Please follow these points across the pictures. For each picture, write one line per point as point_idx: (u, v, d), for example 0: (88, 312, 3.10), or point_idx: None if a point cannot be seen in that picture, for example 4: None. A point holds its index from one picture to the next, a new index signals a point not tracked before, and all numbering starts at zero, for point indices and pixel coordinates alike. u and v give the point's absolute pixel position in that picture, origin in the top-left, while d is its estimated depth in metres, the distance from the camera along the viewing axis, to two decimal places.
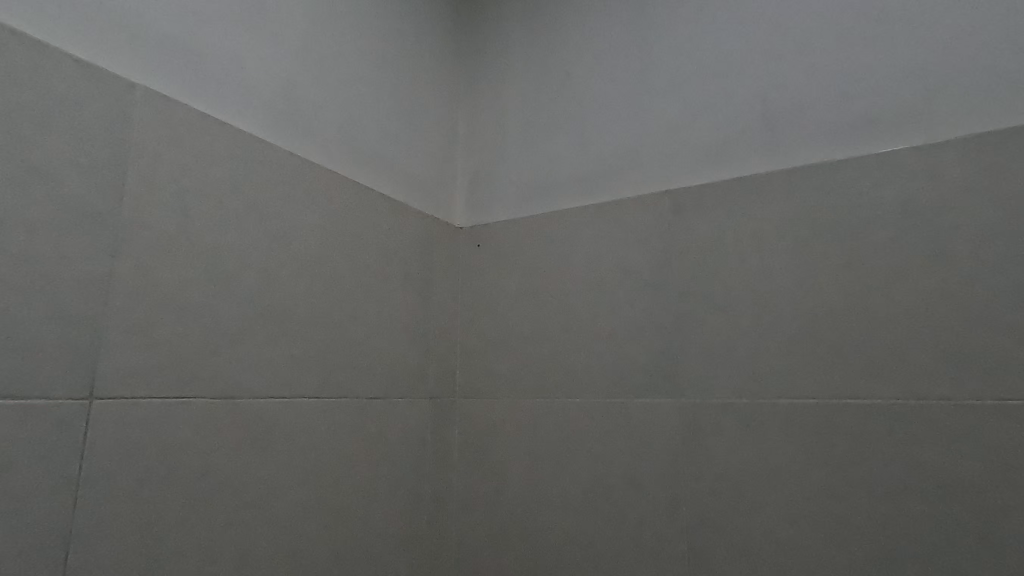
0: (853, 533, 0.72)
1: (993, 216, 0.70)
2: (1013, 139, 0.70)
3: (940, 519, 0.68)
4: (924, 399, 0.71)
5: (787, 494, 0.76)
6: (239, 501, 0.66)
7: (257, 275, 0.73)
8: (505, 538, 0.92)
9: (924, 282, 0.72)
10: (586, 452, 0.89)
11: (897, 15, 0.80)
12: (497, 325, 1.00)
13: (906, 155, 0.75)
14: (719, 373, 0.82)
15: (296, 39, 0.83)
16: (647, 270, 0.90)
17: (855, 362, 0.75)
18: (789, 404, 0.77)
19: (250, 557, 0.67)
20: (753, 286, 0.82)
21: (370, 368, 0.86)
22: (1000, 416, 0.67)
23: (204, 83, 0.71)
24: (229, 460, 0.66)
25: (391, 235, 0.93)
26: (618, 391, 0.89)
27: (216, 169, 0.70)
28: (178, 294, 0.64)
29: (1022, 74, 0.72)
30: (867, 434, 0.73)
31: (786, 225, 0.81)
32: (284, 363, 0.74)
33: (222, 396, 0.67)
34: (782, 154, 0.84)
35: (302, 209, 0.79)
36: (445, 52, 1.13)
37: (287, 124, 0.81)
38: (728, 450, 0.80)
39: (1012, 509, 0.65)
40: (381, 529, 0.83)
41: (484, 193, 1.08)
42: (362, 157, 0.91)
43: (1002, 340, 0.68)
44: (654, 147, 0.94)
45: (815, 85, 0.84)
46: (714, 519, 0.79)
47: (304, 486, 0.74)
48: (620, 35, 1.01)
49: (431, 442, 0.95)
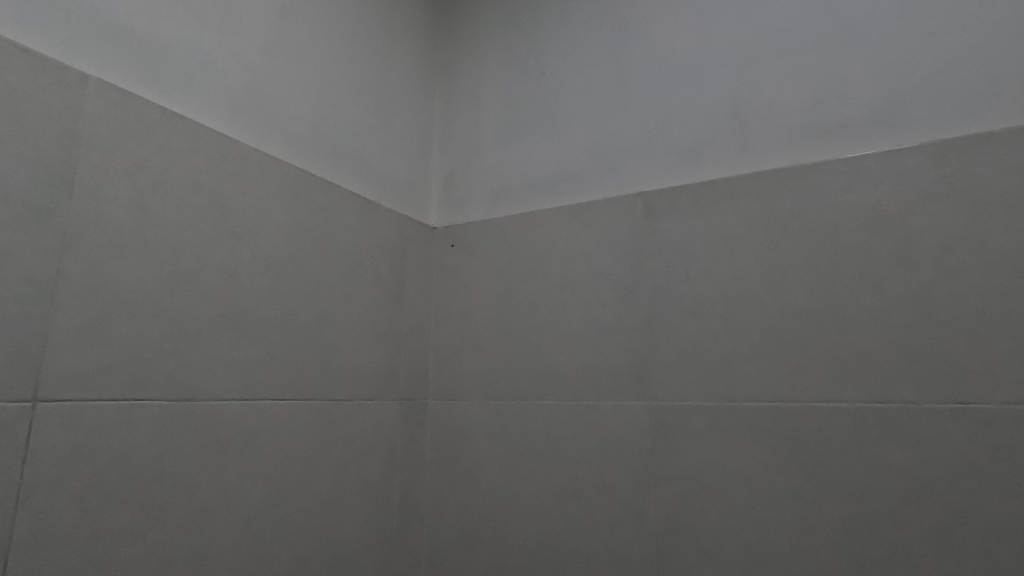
0: (818, 536, 0.71)
1: (958, 221, 0.70)
2: (977, 145, 0.70)
3: (903, 524, 0.67)
4: (888, 403, 0.70)
5: (753, 496, 0.75)
6: (193, 502, 0.66)
7: (219, 275, 0.71)
8: (475, 538, 0.92)
9: (891, 287, 0.72)
10: (555, 454, 0.88)
11: (868, 21, 0.80)
12: (470, 325, 1.00)
13: (876, 158, 0.75)
14: (688, 375, 0.81)
15: (264, 34, 0.82)
16: (619, 271, 0.89)
17: (822, 366, 0.74)
18: (756, 406, 0.77)
19: (206, 559, 0.66)
20: (723, 288, 0.81)
21: (337, 369, 0.85)
22: (962, 420, 0.67)
23: (163, 77, 0.69)
24: (183, 463, 0.65)
25: (363, 233, 0.92)
26: (589, 393, 0.88)
27: (175, 164, 0.67)
28: (132, 294, 0.62)
29: (985, 83, 0.72)
30: (833, 437, 0.72)
31: (757, 228, 0.80)
32: (247, 364, 0.73)
33: (177, 398, 0.66)
34: (754, 156, 0.83)
35: (269, 207, 0.78)
36: (420, 50, 1.12)
37: (255, 121, 0.79)
38: (695, 453, 0.79)
39: (973, 513, 0.65)
40: (347, 530, 0.83)
41: (460, 192, 1.08)
42: (334, 156, 0.90)
43: (963, 346, 0.68)
44: (629, 147, 0.93)
45: (788, 88, 0.83)
46: (681, 523, 0.78)
47: (264, 487, 0.73)
48: (595, 35, 1.00)
49: (402, 442, 0.94)
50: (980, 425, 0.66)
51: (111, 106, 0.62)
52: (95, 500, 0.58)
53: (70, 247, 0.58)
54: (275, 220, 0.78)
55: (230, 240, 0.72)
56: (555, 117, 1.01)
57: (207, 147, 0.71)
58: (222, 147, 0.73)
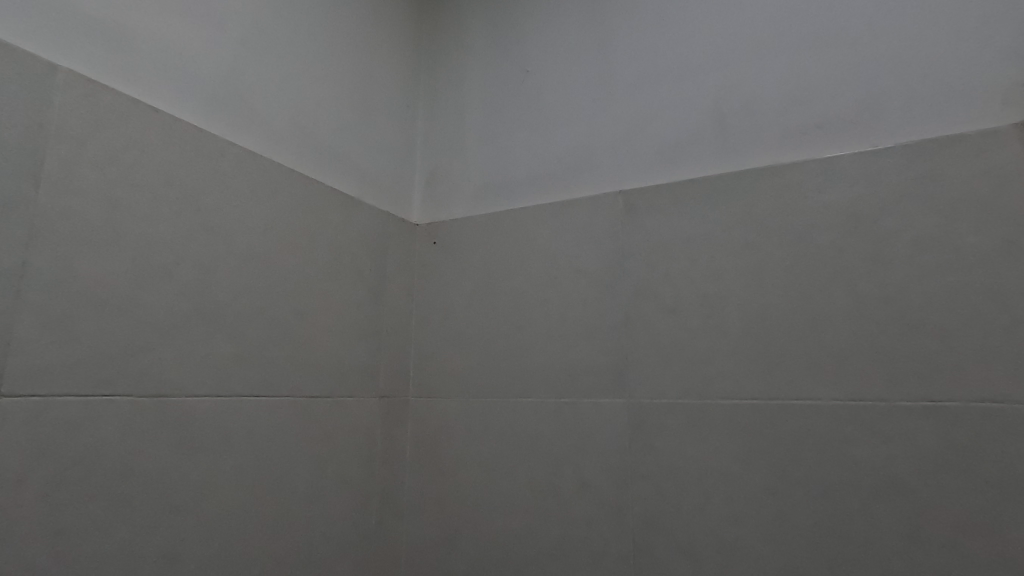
0: (792, 533, 0.71)
1: (929, 222, 0.71)
2: (949, 147, 0.71)
3: (874, 520, 0.68)
4: (861, 401, 0.71)
5: (727, 493, 0.75)
6: (165, 500, 0.65)
7: (193, 270, 0.70)
8: (455, 538, 0.92)
9: (865, 286, 0.73)
10: (535, 451, 0.88)
11: (845, 23, 0.80)
12: (451, 322, 0.99)
13: (852, 159, 0.76)
14: (666, 373, 0.82)
15: (242, 28, 0.81)
16: (599, 269, 0.89)
17: (797, 365, 0.74)
18: (731, 405, 0.77)
19: (178, 558, 0.65)
20: (701, 287, 0.82)
21: (315, 365, 0.84)
22: (932, 417, 0.67)
23: (136, 68, 0.68)
24: (154, 460, 0.64)
25: (342, 229, 0.91)
26: (568, 391, 0.88)
27: (147, 157, 0.67)
28: (101, 289, 0.61)
29: (958, 85, 0.73)
30: (807, 435, 0.73)
31: (734, 227, 0.81)
32: (222, 360, 0.72)
33: (148, 395, 0.65)
34: (733, 156, 0.84)
35: (246, 202, 0.77)
36: (404, 46, 1.12)
37: (232, 114, 0.78)
38: (672, 451, 0.79)
39: (943, 509, 0.65)
40: (325, 529, 0.83)
41: (443, 190, 1.07)
42: (314, 152, 0.90)
43: (933, 345, 0.69)
44: (611, 147, 0.93)
45: (766, 88, 0.84)
46: (658, 519, 0.79)
47: (238, 485, 0.72)
48: (579, 33, 1.01)
49: (382, 440, 0.94)
50: (950, 422, 0.67)
51: (81, 96, 0.61)
52: (61, 497, 0.57)
53: (36, 240, 0.57)
54: (252, 216, 0.77)
55: (204, 234, 0.71)
56: (538, 115, 1.01)
57: (181, 141, 0.70)
58: (198, 141, 0.72)
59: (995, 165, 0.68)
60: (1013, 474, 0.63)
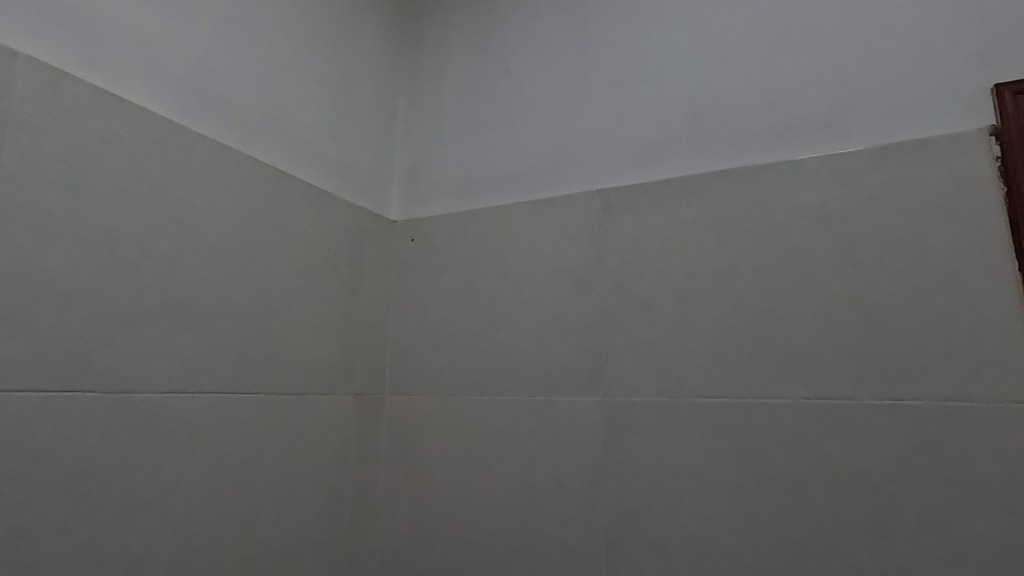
0: (761, 530, 0.72)
1: (897, 224, 0.72)
2: (917, 151, 0.72)
3: (841, 517, 0.69)
4: (829, 400, 0.72)
5: (698, 491, 0.76)
6: (128, 499, 0.64)
7: (160, 264, 0.69)
8: (429, 536, 0.91)
9: (835, 286, 0.73)
10: (509, 449, 0.88)
11: (817, 27, 0.82)
12: (428, 320, 0.99)
13: (824, 161, 0.77)
14: (640, 371, 0.82)
15: (215, 19, 0.79)
16: (576, 268, 0.89)
17: (767, 363, 0.75)
18: (703, 404, 0.78)
19: (141, 557, 0.64)
20: (676, 286, 0.82)
21: (288, 362, 0.83)
22: (897, 416, 0.69)
23: (102, 57, 0.67)
24: (117, 457, 0.63)
25: (317, 224, 0.90)
26: (544, 390, 0.88)
27: (113, 147, 0.65)
28: (61, 282, 0.60)
29: (925, 91, 0.74)
30: (777, 433, 0.73)
31: (708, 227, 0.81)
32: (190, 356, 0.71)
33: (112, 392, 0.63)
34: (709, 157, 0.84)
35: (217, 196, 0.76)
36: (384, 41, 1.11)
37: (203, 107, 0.77)
38: (646, 449, 0.80)
39: (907, 506, 0.67)
40: (295, 528, 0.82)
41: (421, 187, 1.07)
42: (289, 146, 0.88)
43: (899, 345, 0.70)
44: (588, 146, 0.94)
45: (742, 90, 0.84)
46: (631, 517, 0.79)
47: (206, 483, 0.71)
48: (558, 32, 1.01)
49: (356, 439, 0.93)
50: (915, 421, 0.68)
51: (42, 84, 0.60)
52: (17, 496, 0.55)
53: None
54: (224, 210, 0.76)
55: (172, 227, 0.70)
56: (517, 114, 1.01)
57: (149, 131, 0.69)
58: (166, 132, 0.71)
59: (960, 169, 0.70)
60: (973, 471, 0.65)
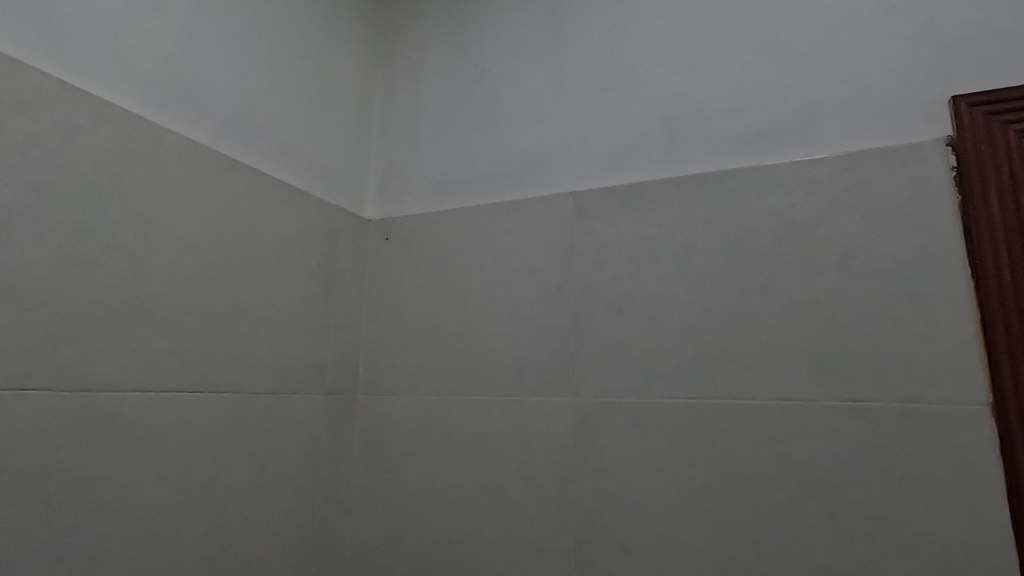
0: (725, 528, 0.74)
1: (858, 229, 0.74)
2: (877, 159, 0.74)
3: (801, 515, 0.71)
4: (791, 402, 0.73)
5: (664, 490, 0.77)
6: (88, 500, 0.62)
7: (124, 260, 0.67)
8: (400, 537, 0.91)
9: (799, 290, 0.75)
10: (480, 450, 0.88)
11: (784, 37, 0.84)
12: (401, 319, 0.99)
13: (790, 167, 0.78)
14: (610, 372, 0.83)
15: (184, 12, 0.78)
16: (549, 269, 0.89)
17: (733, 365, 0.77)
18: (670, 404, 0.79)
19: (102, 558, 0.63)
20: (645, 288, 0.83)
21: (257, 361, 0.82)
22: (855, 417, 0.71)
23: (64, 49, 0.65)
24: (76, 457, 0.62)
25: (289, 222, 0.89)
26: (515, 390, 0.88)
27: (75, 142, 0.64)
28: (18, 279, 0.59)
29: (887, 101, 0.77)
30: (741, 433, 0.75)
31: (678, 230, 0.83)
32: (154, 355, 0.70)
33: (70, 391, 0.62)
34: (679, 161, 0.86)
35: (185, 192, 0.75)
36: (361, 39, 1.10)
37: (170, 101, 0.76)
38: (614, 449, 0.81)
39: (863, 505, 0.69)
40: (262, 529, 0.81)
41: (396, 186, 1.06)
42: (261, 143, 0.87)
43: (858, 347, 0.72)
44: (563, 148, 0.94)
45: (713, 96, 0.86)
46: (599, 516, 0.80)
47: (169, 483, 0.70)
48: (535, 35, 1.01)
49: (327, 438, 0.93)
50: (871, 422, 0.70)
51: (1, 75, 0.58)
52: None
53: None
54: (191, 206, 0.75)
55: (137, 223, 0.69)
56: (493, 114, 1.01)
57: (113, 125, 0.68)
58: (132, 127, 0.70)
59: (918, 177, 0.72)
60: (924, 471, 0.67)
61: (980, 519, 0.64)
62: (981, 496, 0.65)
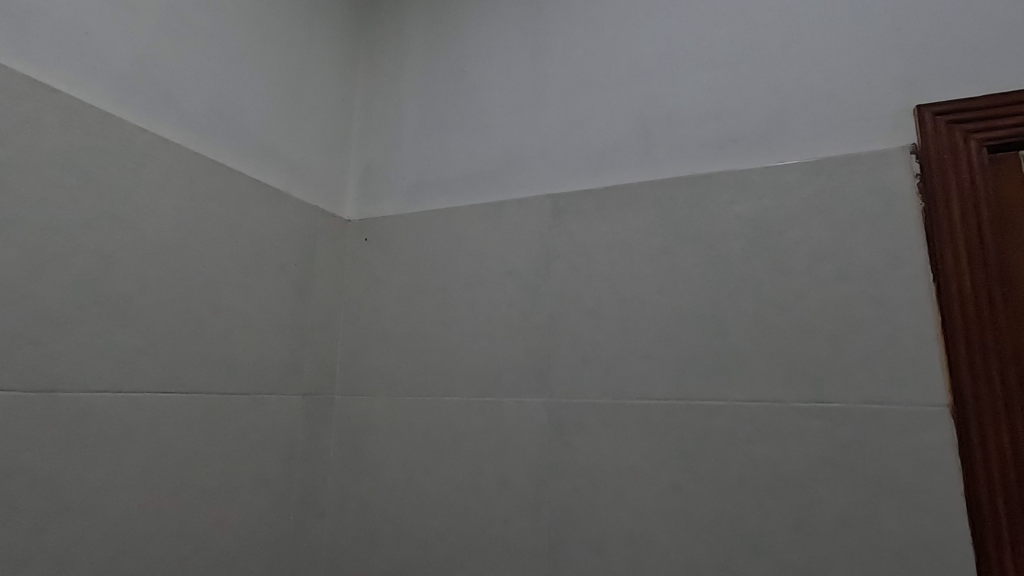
0: (696, 527, 0.75)
1: (826, 234, 0.75)
2: (845, 165, 0.76)
3: (769, 514, 0.72)
4: (761, 403, 0.75)
5: (637, 490, 0.78)
6: (55, 502, 0.62)
7: (94, 258, 0.67)
8: (376, 537, 0.91)
9: (769, 293, 0.77)
10: (456, 450, 0.89)
11: (757, 44, 0.85)
12: (379, 320, 0.99)
13: (762, 172, 0.80)
14: (585, 373, 0.84)
15: (158, 9, 0.78)
16: (526, 271, 0.90)
17: (705, 366, 0.78)
18: (644, 405, 0.80)
19: (69, 560, 0.63)
20: (620, 290, 0.84)
21: (231, 361, 0.82)
22: (822, 417, 0.72)
23: (32, 45, 0.65)
24: (41, 458, 0.61)
25: (266, 221, 0.89)
26: (491, 390, 0.89)
27: (43, 138, 0.63)
28: None
29: (855, 109, 0.78)
30: (712, 434, 0.76)
31: (653, 233, 0.84)
32: (125, 354, 0.69)
33: (37, 391, 0.61)
34: (654, 165, 0.87)
35: (157, 191, 0.74)
36: (341, 39, 1.10)
37: (143, 98, 0.75)
38: (588, 449, 0.82)
39: (828, 504, 0.70)
40: (235, 529, 0.81)
41: (375, 186, 1.06)
42: (237, 141, 0.87)
43: (825, 349, 0.73)
44: (541, 150, 0.95)
45: (688, 101, 0.87)
46: (573, 516, 0.81)
47: (140, 484, 0.70)
48: (515, 37, 1.02)
49: (303, 439, 0.92)
50: (838, 422, 0.71)
51: None
52: None
53: None
54: (165, 205, 0.75)
55: (108, 222, 0.68)
56: (473, 115, 1.01)
57: (84, 122, 0.67)
58: (104, 124, 0.69)
59: (884, 183, 0.74)
60: (888, 470, 0.69)
61: (940, 517, 0.66)
62: (942, 494, 0.67)
